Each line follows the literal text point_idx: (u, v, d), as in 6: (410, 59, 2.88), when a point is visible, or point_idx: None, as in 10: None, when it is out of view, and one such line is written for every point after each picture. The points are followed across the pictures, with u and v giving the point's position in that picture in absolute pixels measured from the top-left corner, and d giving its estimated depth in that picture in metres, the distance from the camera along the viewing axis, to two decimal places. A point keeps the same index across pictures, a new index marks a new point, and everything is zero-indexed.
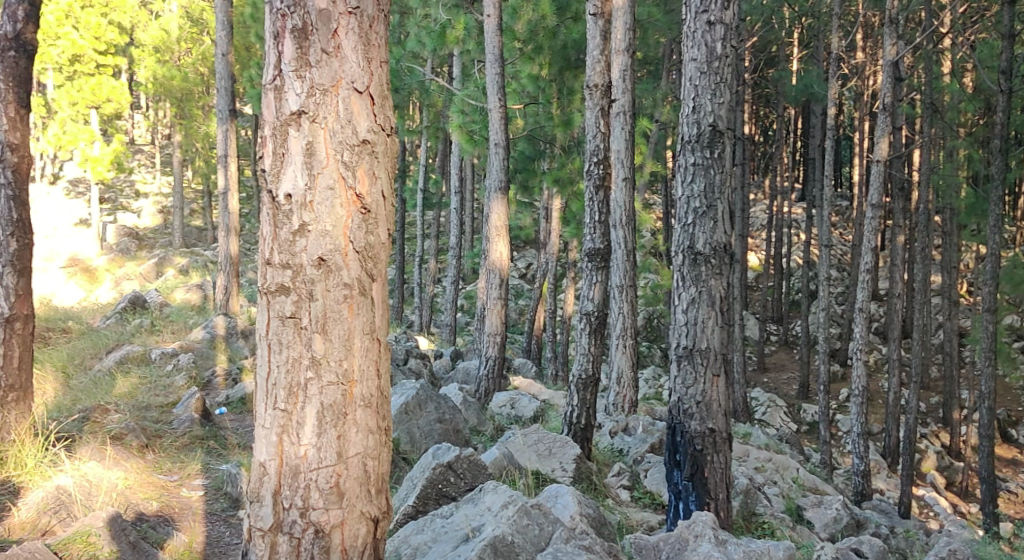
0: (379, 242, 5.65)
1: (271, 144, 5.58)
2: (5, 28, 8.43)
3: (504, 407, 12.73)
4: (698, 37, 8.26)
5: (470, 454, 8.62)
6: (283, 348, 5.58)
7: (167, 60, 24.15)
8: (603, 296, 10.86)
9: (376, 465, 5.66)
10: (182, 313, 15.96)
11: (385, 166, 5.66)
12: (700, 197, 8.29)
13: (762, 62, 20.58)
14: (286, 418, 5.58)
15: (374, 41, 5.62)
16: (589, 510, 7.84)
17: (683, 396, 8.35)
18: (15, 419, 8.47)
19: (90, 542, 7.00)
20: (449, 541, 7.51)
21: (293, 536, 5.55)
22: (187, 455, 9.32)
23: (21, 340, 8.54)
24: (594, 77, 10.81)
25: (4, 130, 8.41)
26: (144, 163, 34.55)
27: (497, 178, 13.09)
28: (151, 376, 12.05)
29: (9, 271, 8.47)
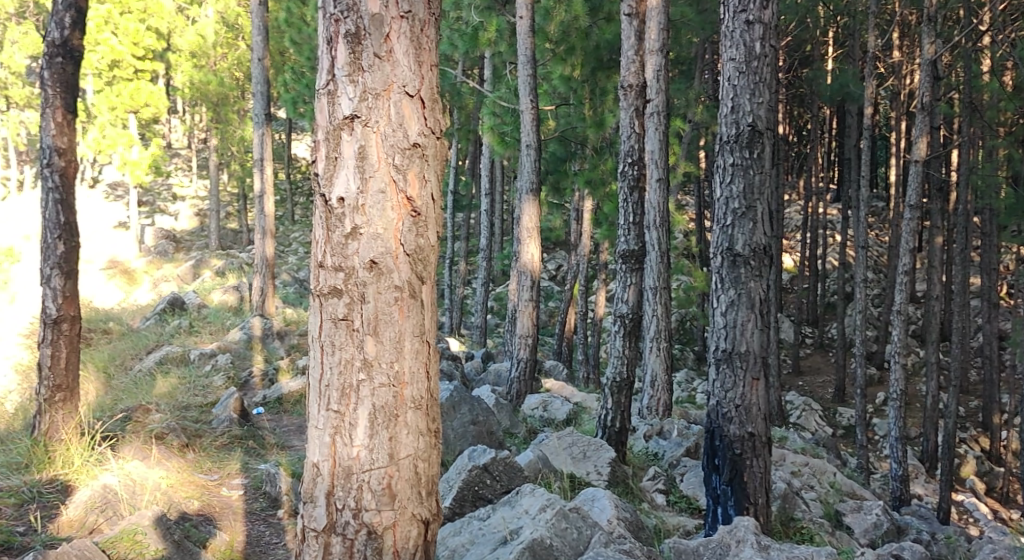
0: (429, 245, 5.68)
1: (324, 148, 5.63)
2: (53, 34, 8.51)
3: (537, 409, 12.76)
4: (736, 37, 8.24)
5: (506, 456, 8.65)
6: (335, 349, 5.62)
7: (203, 65, 24.40)
8: (638, 298, 10.80)
9: (427, 467, 5.69)
10: (220, 313, 16.17)
11: (435, 170, 5.70)
12: (740, 198, 8.26)
13: (796, 62, 20.46)
14: (339, 420, 5.62)
15: (426, 44, 5.66)
16: (626, 514, 7.95)
17: (722, 399, 8.31)
18: (62, 419, 8.59)
19: (137, 540, 7.05)
20: (488, 543, 7.55)
21: (347, 537, 5.59)
22: (227, 455, 9.40)
23: (68, 341, 8.64)
24: (629, 77, 10.79)
25: (52, 134, 8.53)
26: (181, 166, 35.03)
27: (530, 180, 13.12)
28: (190, 376, 12.17)
29: (57, 273, 8.55)
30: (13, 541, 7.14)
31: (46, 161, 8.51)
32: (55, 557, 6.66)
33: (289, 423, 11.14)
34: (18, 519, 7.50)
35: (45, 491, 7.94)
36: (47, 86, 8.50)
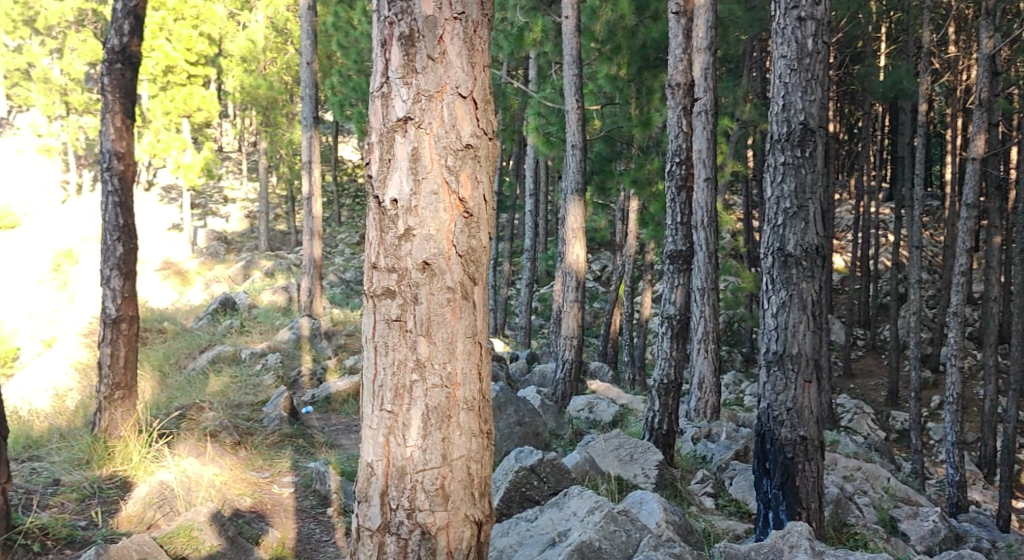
0: (481, 246, 5.66)
1: (378, 150, 5.62)
2: (112, 41, 8.63)
3: (583, 411, 12.72)
4: (789, 34, 8.15)
5: (554, 458, 8.63)
6: (389, 350, 5.61)
7: (254, 70, 24.82)
8: (685, 300, 10.75)
9: (479, 469, 5.66)
10: (270, 314, 16.35)
11: (486, 170, 5.68)
12: (791, 198, 8.16)
13: (846, 60, 20.21)
14: (392, 420, 5.61)
15: (478, 45, 5.64)
16: (675, 518, 7.90)
17: (773, 402, 8.22)
18: (121, 417, 8.73)
19: (193, 536, 7.15)
20: (536, 545, 7.54)
21: (401, 537, 5.58)
22: (277, 453, 9.49)
23: (127, 341, 8.77)
24: (676, 76, 10.67)
25: (111, 139, 8.66)
26: (231, 169, 35.51)
27: (576, 180, 13.08)
28: (242, 375, 12.30)
29: (116, 274, 8.68)
30: (75, 535, 7.23)
31: (106, 166, 8.65)
32: (116, 553, 6.71)
33: (338, 422, 11.22)
34: (79, 514, 7.58)
35: (106, 487, 8.01)
36: (106, 92, 8.63)
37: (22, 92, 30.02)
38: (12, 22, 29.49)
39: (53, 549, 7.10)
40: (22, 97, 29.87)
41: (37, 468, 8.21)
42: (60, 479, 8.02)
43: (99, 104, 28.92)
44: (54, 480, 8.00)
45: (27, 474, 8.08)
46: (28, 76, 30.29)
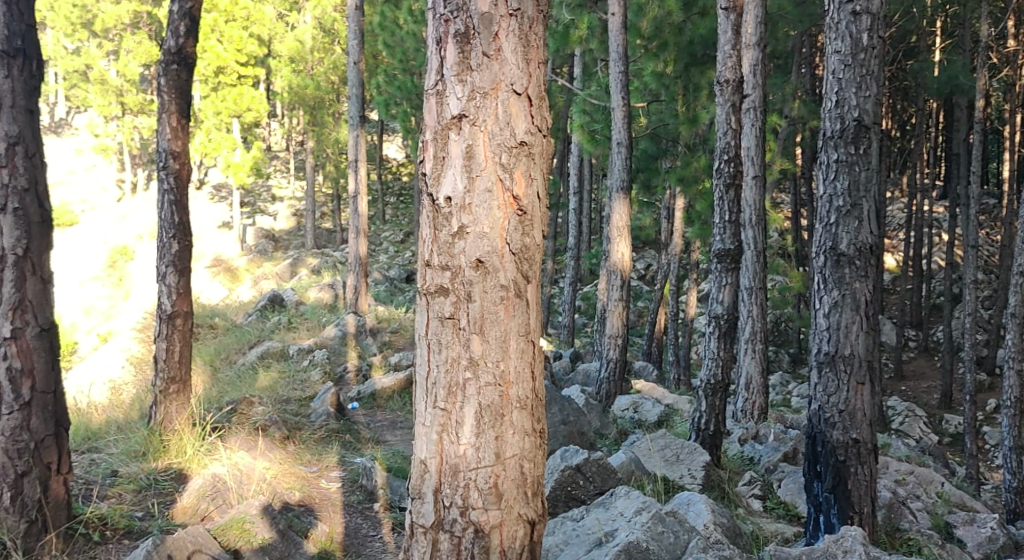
0: (535, 244, 5.35)
1: (432, 148, 5.33)
2: (168, 43, 8.69)
3: (627, 410, 12.65)
4: (842, 28, 8.03)
5: (600, 457, 8.59)
6: (441, 348, 5.32)
7: (302, 70, 25.10)
8: (733, 299, 10.61)
9: (533, 467, 5.36)
10: (316, 310, 16.46)
11: (541, 168, 5.37)
12: (844, 196, 8.04)
13: (899, 55, 19.94)
14: (445, 417, 5.32)
15: (535, 42, 5.34)
16: (723, 520, 7.83)
17: (825, 404, 8.10)
18: (176, 410, 8.85)
19: (245, 529, 7.18)
20: (583, 544, 7.49)
21: (454, 535, 5.28)
22: (325, 448, 9.54)
23: (182, 336, 8.87)
24: (726, 72, 10.51)
25: (168, 139, 8.77)
26: (279, 167, 35.89)
27: (621, 178, 12.99)
28: (289, 371, 12.40)
29: (171, 271, 8.77)
30: (131, 524, 7.25)
31: (162, 165, 8.76)
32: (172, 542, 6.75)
33: (383, 418, 11.26)
34: (137, 504, 7.66)
35: (161, 479, 8.10)
36: (162, 93, 8.71)
37: (79, 93, 30.64)
38: (70, 25, 30.12)
39: (112, 538, 7.13)
40: (79, 98, 30.50)
41: (96, 459, 8.31)
42: (118, 471, 8.10)
43: (153, 104, 29.86)
44: (111, 472, 8.09)
45: (85, 465, 8.18)
46: (86, 78, 30.93)
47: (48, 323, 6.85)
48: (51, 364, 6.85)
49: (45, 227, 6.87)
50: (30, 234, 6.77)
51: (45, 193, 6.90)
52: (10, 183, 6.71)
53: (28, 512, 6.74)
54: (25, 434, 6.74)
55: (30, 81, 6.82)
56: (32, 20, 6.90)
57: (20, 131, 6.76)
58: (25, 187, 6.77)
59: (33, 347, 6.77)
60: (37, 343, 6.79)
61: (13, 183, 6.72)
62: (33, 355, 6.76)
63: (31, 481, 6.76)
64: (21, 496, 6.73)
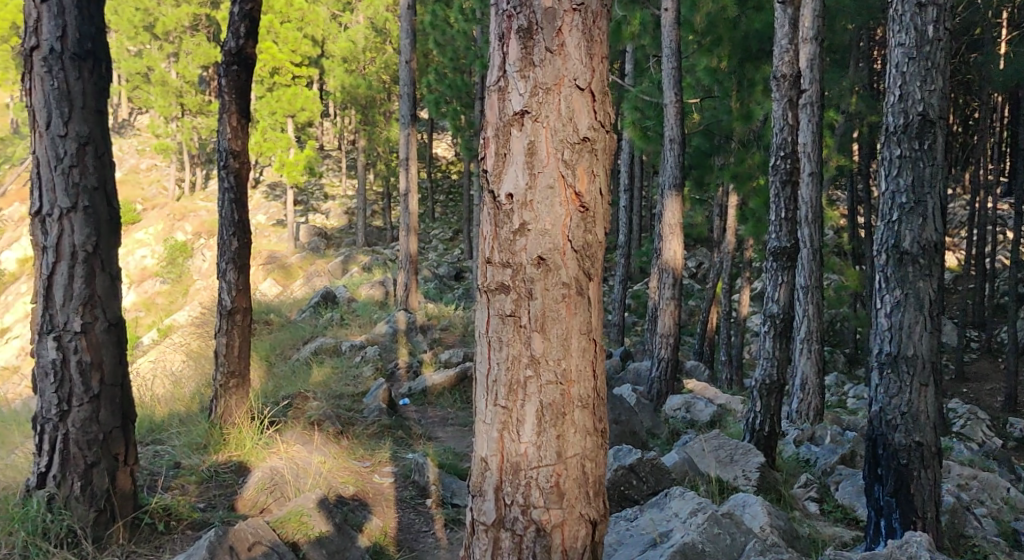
0: (597, 241, 5.29)
1: (493, 145, 5.29)
2: (229, 44, 8.73)
3: (680, 410, 12.51)
4: (907, 21, 7.86)
5: (653, 457, 8.53)
6: (502, 346, 5.27)
7: (354, 69, 25.39)
8: (789, 297, 10.42)
9: (595, 467, 5.28)
10: (368, 308, 16.57)
11: (604, 164, 5.30)
12: (908, 192, 7.86)
13: (962, 48, 19.53)
14: (506, 415, 5.26)
15: (598, 37, 5.26)
16: (780, 522, 7.70)
17: (887, 405, 7.93)
18: (235, 404, 8.92)
19: (303, 522, 7.17)
20: (638, 545, 7.42)
21: (516, 532, 5.21)
22: (377, 444, 9.55)
23: (241, 331, 8.96)
24: (783, 67, 10.30)
25: (228, 138, 8.84)
26: (331, 166, 36.22)
27: (673, 175, 12.87)
28: (342, 366, 12.47)
29: (231, 268, 8.85)
30: (194, 515, 7.29)
31: (223, 163, 8.82)
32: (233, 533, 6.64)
33: (434, 415, 11.27)
34: (200, 496, 7.72)
35: (221, 471, 8.17)
36: (223, 93, 8.78)
37: (141, 95, 31.21)
38: (134, 28, 31.53)
39: (176, 529, 7.17)
40: (141, 100, 31.06)
41: (160, 450, 8.37)
42: (180, 462, 8.17)
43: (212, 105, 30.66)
44: (174, 463, 8.16)
45: (149, 456, 8.24)
46: (147, 80, 31.47)
47: (116, 318, 6.94)
48: (119, 358, 6.94)
49: (113, 226, 6.96)
50: (99, 233, 6.86)
51: (112, 191, 6.98)
52: (80, 182, 6.79)
53: (97, 502, 6.82)
54: (94, 426, 6.84)
55: (100, 81, 6.89)
56: (102, 23, 6.96)
57: (91, 131, 6.83)
58: (95, 186, 6.85)
59: (102, 341, 6.86)
60: (105, 338, 6.88)
61: (83, 181, 6.80)
62: (102, 350, 6.86)
63: (100, 472, 6.84)
64: (90, 486, 6.81)
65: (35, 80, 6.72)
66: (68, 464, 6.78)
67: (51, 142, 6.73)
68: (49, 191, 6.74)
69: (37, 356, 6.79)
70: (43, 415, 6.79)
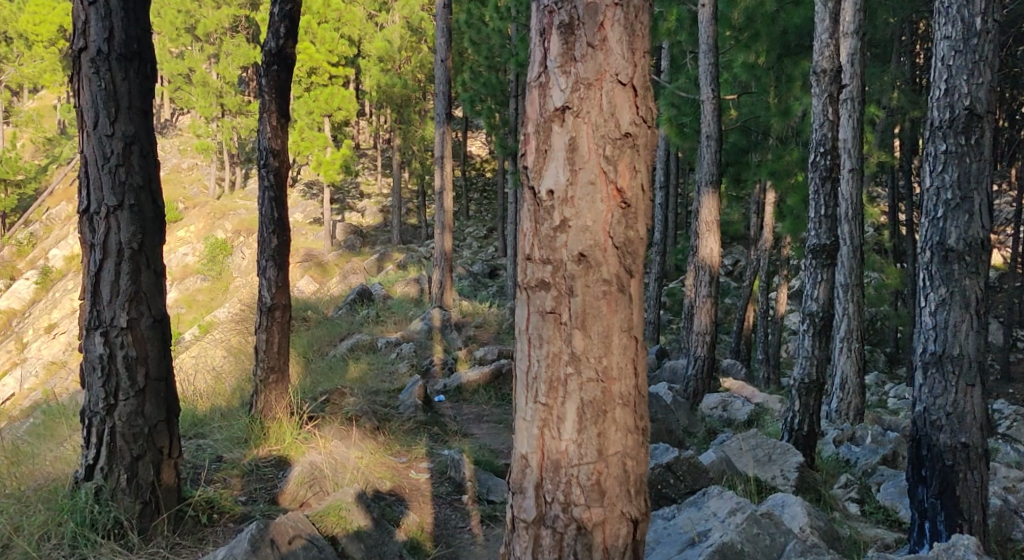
0: (639, 237, 5.23)
1: (534, 141, 5.25)
2: (269, 44, 8.76)
3: (716, 409, 12.40)
4: (953, 13, 7.72)
5: (691, 456, 8.48)
6: (543, 342, 5.24)
7: (389, 69, 25.36)
8: (829, 296, 10.26)
9: (636, 465, 5.23)
10: (403, 305, 16.63)
11: (646, 160, 5.24)
12: (953, 188, 7.72)
13: (1008, 42, 19.17)
14: (546, 412, 5.23)
15: (640, 31, 5.21)
16: (820, 523, 7.60)
17: (930, 405, 7.79)
18: (275, 400, 8.95)
19: (342, 516, 7.17)
20: (676, 543, 7.35)
21: (557, 530, 5.18)
22: (413, 440, 9.57)
23: (280, 327, 8.99)
24: (823, 62, 10.16)
25: (268, 138, 8.87)
26: (368, 164, 36.42)
27: (710, 172, 12.76)
28: (377, 363, 12.53)
29: (271, 265, 8.89)
30: (237, 508, 7.33)
31: (262, 163, 8.84)
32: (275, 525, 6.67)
33: (469, 412, 11.27)
34: (240, 489, 7.77)
35: (262, 465, 8.21)
36: (263, 93, 8.81)
37: (181, 96, 31.58)
38: (176, 30, 32.16)
39: (219, 521, 7.21)
40: (182, 100, 31.41)
41: (202, 444, 8.42)
42: (221, 456, 8.21)
43: (251, 105, 30.81)
44: (216, 457, 8.21)
45: (192, 450, 8.29)
46: (188, 81, 31.84)
47: (161, 314, 6.99)
48: (164, 353, 6.99)
49: (158, 224, 7.00)
50: (144, 230, 6.91)
51: (157, 189, 7.03)
52: (126, 181, 6.84)
53: (143, 494, 6.88)
54: (140, 420, 6.89)
55: (145, 80, 6.93)
56: (148, 24, 7.00)
57: (136, 130, 6.88)
58: (140, 184, 6.90)
59: (147, 337, 6.91)
60: (151, 333, 6.94)
61: (129, 180, 6.85)
62: (147, 346, 6.91)
63: (146, 464, 6.90)
64: (136, 478, 6.86)
65: (82, 81, 6.77)
66: (115, 456, 6.84)
67: (98, 142, 6.78)
68: (96, 190, 6.79)
69: (84, 351, 6.85)
70: (91, 409, 6.85)
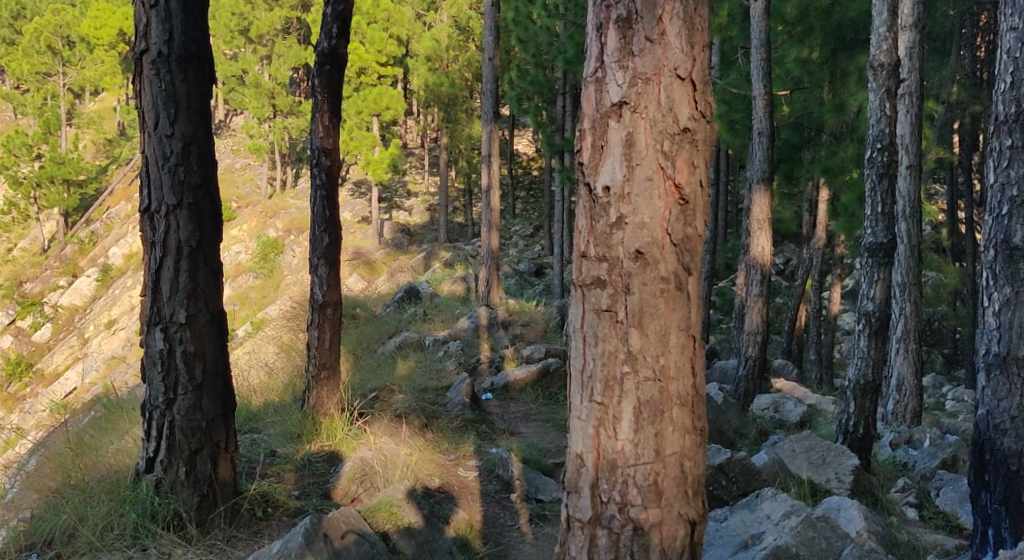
0: (697, 234, 5.14)
1: (590, 137, 5.18)
2: (322, 44, 8.78)
3: (768, 410, 12.20)
4: (1019, 5, 7.51)
5: (743, 457, 8.37)
6: (598, 341, 5.16)
7: (437, 68, 25.43)
8: (886, 296, 10.01)
9: (694, 466, 5.14)
10: (450, 303, 16.66)
11: (704, 156, 5.14)
12: (1019, 185, 7.50)
13: None
14: (602, 412, 5.15)
15: (699, 24, 5.12)
16: (878, 528, 7.41)
17: (994, 409, 7.55)
18: (326, 396, 8.97)
19: (393, 512, 7.17)
20: (728, 545, 7.22)
21: (613, 531, 5.11)
22: (462, 437, 9.53)
23: (332, 325, 9.05)
24: (881, 56, 9.93)
25: (320, 137, 8.88)
26: (415, 163, 36.62)
27: (762, 169, 12.56)
28: (425, 360, 12.56)
29: (322, 264, 8.92)
30: (290, 502, 7.36)
31: (314, 162, 8.86)
32: (326, 518, 6.70)
33: (516, 410, 11.21)
34: (293, 484, 7.80)
35: (315, 459, 8.23)
36: (315, 92, 8.83)
37: (235, 97, 32.03)
38: (230, 33, 32.39)
39: (274, 515, 7.23)
40: (235, 102, 31.78)
41: (256, 438, 8.48)
42: (276, 450, 8.25)
43: (302, 105, 31.00)
44: (270, 451, 8.25)
45: (247, 444, 8.36)
46: (241, 82, 32.30)
47: (218, 311, 7.03)
48: (220, 349, 7.03)
49: (216, 222, 7.04)
50: (203, 228, 6.94)
51: (215, 188, 7.05)
52: (185, 180, 6.87)
53: (200, 487, 6.92)
54: (197, 414, 6.93)
55: (204, 81, 6.95)
56: (206, 26, 7.02)
57: (195, 131, 6.91)
58: (198, 184, 6.93)
59: (205, 333, 6.95)
60: (208, 330, 6.98)
61: (187, 179, 6.88)
62: (204, 341, 6.95)
63: (203, 458, 6.93)
64: (194, 472, 6.90)
65: (144, 82, 6.83)
66: (174, 450, 6.89)
67: (158, 142, 6.83)
68: (156, 189, 6.84)
69: (145, 346, 6.91)
70: (151, 403, 6.91)
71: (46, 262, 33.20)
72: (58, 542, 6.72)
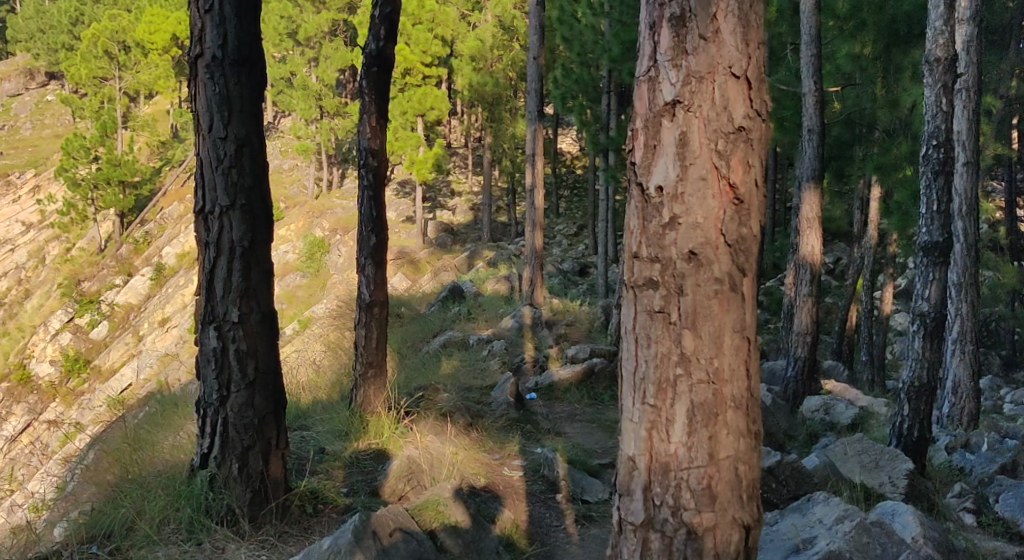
0: (752, 234, 5.06)
1: (643, 136, 5.12)
2: (370, 46, 8.80)
3: (818, 412, 12.01)
4: None
5: (794, 460, 8.25)
6: (651, 342, 5.10)
7: (481, 68, 25.44)
8: (942, 296, 9.80)
9: (748, 470, 5.07)
10: (494, 303, 16.66)
11: (759, 155, 5.06)
12: None
13: None
14: (655, 414, 5.09)
15: (754, 21, 5.04)
16: (933, 533, 7.18)
17: None
18: (373, 394, 9.01)
19: (440, 510, 7.15)
20: (779, 550, 7.11)
21: (666, 534, 5.05)
22: (507, 437, 9.51)
23: (379, 324, 9.07)
24: (936, 50, 9.72)
25: (367, 138, 8.89)
26: (459, 163, 36.73)
27: (812, 166, 12.36)
28: (469, 359, 12.56)
29: (370, 263, 8.93)
30: (340, 500, 7.38)
31: (362, 163, 8.89)
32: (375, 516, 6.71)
33: (561, 410, 11.17)
34: (341, 482, 7.83)
35: (363, 457, 8.27)
36: (364, 94, 8.85)
37: (283, 98, 32.37)
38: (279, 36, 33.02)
39: (324, 512, 7.27)
40: (283, 104, 32.14)
41: (305, 435, 8.54)
42: (324, 448, 8.29)
43: (349, 106, 31.17)
44: (319, 448, 8.29)
45: (296, 441, 8.41)
46: (290, 84, 32.72)
47: (269, 310, 7.07)
48: (272, 348, 7.07)
49: (268, 223, 7.08)
50: (254, 229, 6.99)
51: (267, 190, 7.09)
52: (238, 182, 6.92)
53: (253, 483, 6.97)
54: (250, 411, 6.98)
55: (256, 84, 7.00)
56: (258, 30, 7.06)
57: (248, 133, 6.96)
58: (251, 185, 6.98)
59: (257, 332, 7.00)
60: (260, 329, 7.02)
61: (240, 181, 6.93)
62: (257, 339, 7.00)
63: (255, 455, 6.98)
64: (247, 468, 6.95)
65: (198, 86, 6.89)
66: (228, 446, 6.94)
67: (212, 145, 6.89)
68: (210, 190, 6.90)
69: (199, 345, 6.97)
70: (205, 400, 6.97)
71: (102, 261, 33.81)
72: (116, 535, 6.78)
